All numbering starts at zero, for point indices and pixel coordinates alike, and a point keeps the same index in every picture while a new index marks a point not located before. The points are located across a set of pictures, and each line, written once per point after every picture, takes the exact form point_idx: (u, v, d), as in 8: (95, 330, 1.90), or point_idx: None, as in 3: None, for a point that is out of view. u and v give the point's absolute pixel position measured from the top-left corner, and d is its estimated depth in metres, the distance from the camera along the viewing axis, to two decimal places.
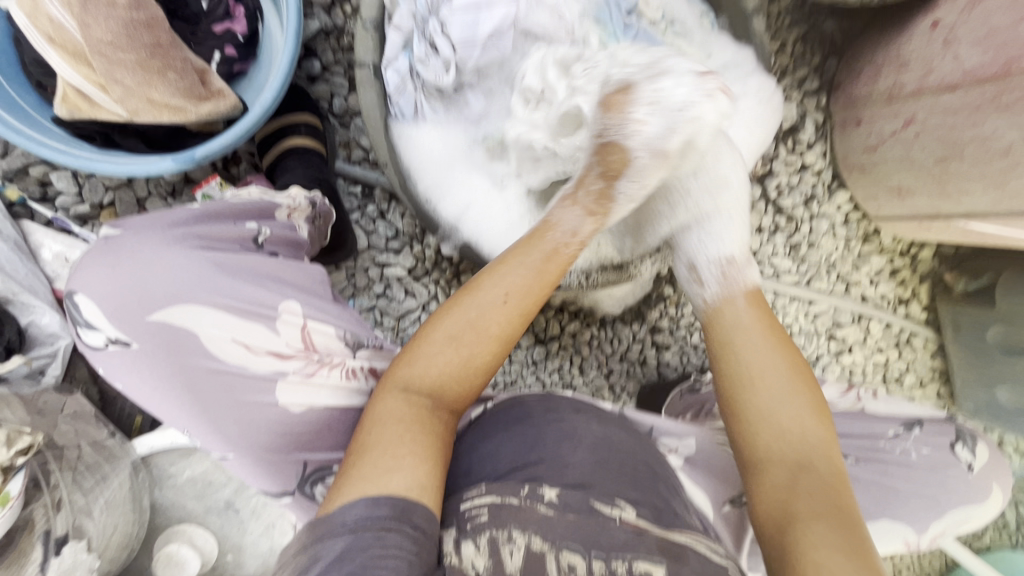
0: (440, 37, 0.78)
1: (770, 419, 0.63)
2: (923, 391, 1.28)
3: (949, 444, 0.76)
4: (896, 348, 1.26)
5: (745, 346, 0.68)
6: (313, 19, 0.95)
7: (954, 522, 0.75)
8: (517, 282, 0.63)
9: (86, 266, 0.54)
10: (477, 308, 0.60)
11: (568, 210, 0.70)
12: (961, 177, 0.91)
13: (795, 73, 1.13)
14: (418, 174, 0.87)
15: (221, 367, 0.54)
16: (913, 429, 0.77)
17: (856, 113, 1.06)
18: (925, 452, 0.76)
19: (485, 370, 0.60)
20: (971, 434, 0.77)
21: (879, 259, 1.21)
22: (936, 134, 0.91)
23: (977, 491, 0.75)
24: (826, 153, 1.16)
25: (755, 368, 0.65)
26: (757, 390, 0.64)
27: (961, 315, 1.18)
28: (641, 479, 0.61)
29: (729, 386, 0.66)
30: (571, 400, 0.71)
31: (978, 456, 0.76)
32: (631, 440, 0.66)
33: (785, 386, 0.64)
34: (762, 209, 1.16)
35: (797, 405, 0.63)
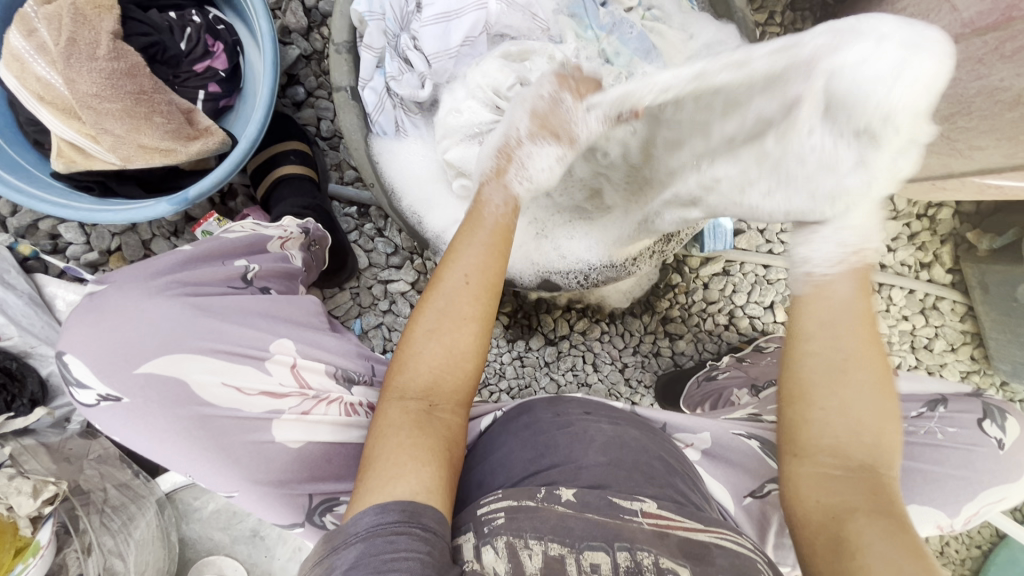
0: (413, 52, 0.79)
1: (834, 419, 0.52)
2: (955, 356, 1.23)
3: (977, 420, 0.72)
4: (922, 314, 1.22)
5: (829, 334, 0.54)
6: (292, 45, 0.95)
7: (989, 501, 0.71)
8: (477, 260, 0.59)
9: (70, 327, 0.52)
10: (441, 298, 0.57)
11: (495, 186, 0.66)
12: (970, 134, 0.87)
13: None
14: (401, 191, 0.87)
15: (216, 411, 0.52)
16: (937, 408, 0.74)
17: None
18: (951, 431, 0.72)
19: (471, 356, 0.57)
20: (999, 409, 0.73)
21: (895, 225, 1.17)
22: None
23: (1012, 467, 0.71)
24: None
25: (835, 354, 0.53)
26: (832, 388, 0.52)
27: (988, 274, 1.13)
28: (656, 475, 0.59)
29: (818, 370, 0.53)
30: (581, 401, 0.69)
31: (1008, 430, 0.72)
32: (645, 437, 0.64)
33: (864, 397, 0.52)
34: None
35: (871, 406, 0.52)
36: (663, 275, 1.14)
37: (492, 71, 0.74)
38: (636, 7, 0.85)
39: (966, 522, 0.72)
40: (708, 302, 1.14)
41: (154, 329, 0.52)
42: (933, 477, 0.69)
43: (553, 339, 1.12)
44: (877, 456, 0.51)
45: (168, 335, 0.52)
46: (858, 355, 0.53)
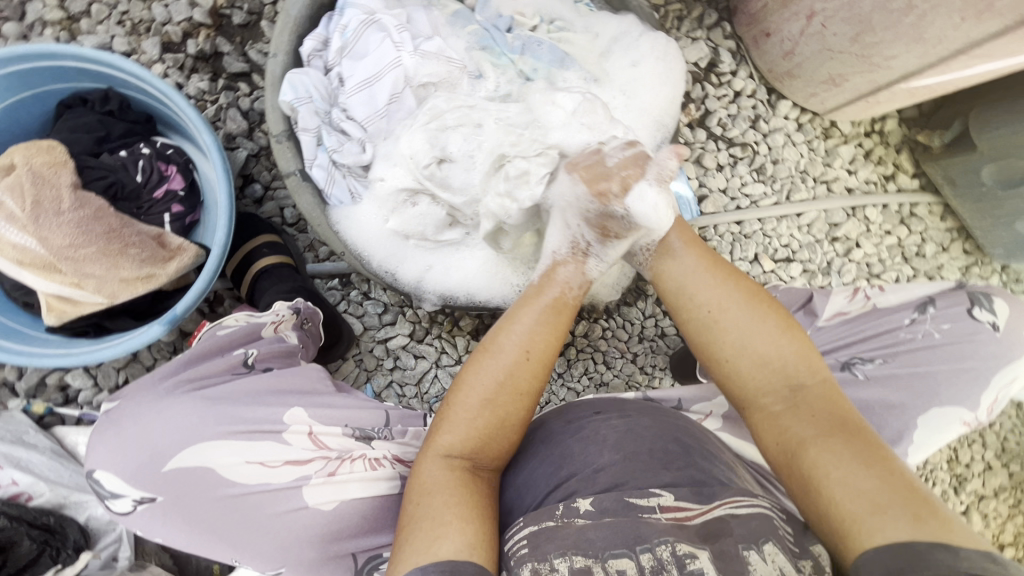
0: (347, 122, 0.84)
1: (748, 354, 0.63)
2: (948, 254, 1.25)
3: (966, 311, 0.73)
4: (903, 225, 1.24)
5: (699, 288, 0.68)
6: (240, 148, 1.01)
7: (1003, 385, 0.72)
8: (532, 329, 0.64)
9: (96, 444, 0.57)
10: (499, 368, 0.61)
11: (570, 269, 0.72)
12: (880, 47, 0.91)
13: (692, 15, 1.15)
14: (368, 250, 0.87)
15: (244, 490, 0.55)
16: (928, 309, 0.74)
17: (763, 26, 1.07)
18: (945, 328, 0.73)
19: (520, 424, 0.61)
20: (983, 293, 0.75)
21: (848, 148, 1.21)
22: (840, 17, 0.92)
23: (1012, 345, 0.72)
24: (752, 74, 1.17)
25: (711, 304, 0.67)
26: (723, 329, 0.65)
27: (949, 169, 1.17)
28: (674, 459, 0.59)
29: (699, 327, 0.67)
30: (589, 403, 0.69)
31: (998, 310, 0.73)
32: (657, 423, 0.64)
33: (763, 328, 0.64)
34: (715, 148, 1.17)
35: (767, 330, 0.64)
36: None
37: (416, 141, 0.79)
38: (539, 25, 0.90)
39: (989, 412, 0.73)
40: None
41: (169, 430, 0.55)
42: (944, 376, 0.71)
43: (559, 349, 1.14)
44: (798, 369, 0.62)
45: (183, 433, 0.55)
46: (732, 296, 0.66)
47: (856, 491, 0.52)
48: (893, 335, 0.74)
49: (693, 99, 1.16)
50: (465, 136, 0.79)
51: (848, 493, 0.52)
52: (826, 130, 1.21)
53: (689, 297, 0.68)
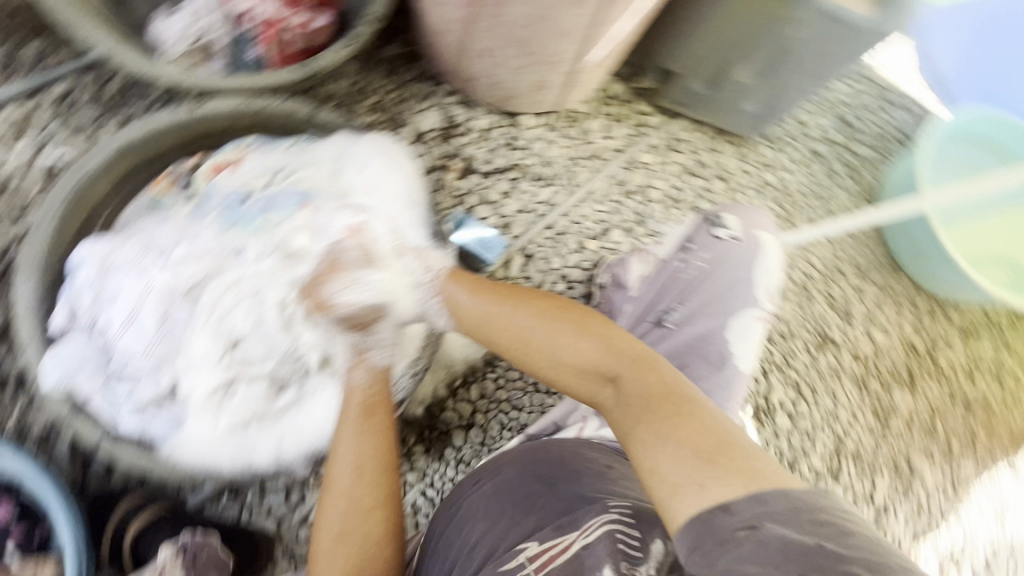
0: (133, 362, 0.83)
1: (565, 362, 0.78)
2: (720, 154, 1.44)
3: (709, 234, 0.96)
4: (674, 152, 1.41)
5: (508, 326, 0.82)
6: (63, 439, 0.97)
7: (763, 274, 0.94)
8: (357, 449, 0.76)
9: None
10: (342, 499, 0.73)
11: (357, 370, 0.83)
12: (545, 51, 1.06)
13: (410, 93, 1.27)
14: (217, 460, 0.83)
15: None
16: (686, 248, 0.97)
17: (465, 76, 1.21)
18: (702, 254, 0.95)
19: (382, 539, 0.73)
20: (715, 216, 0.98)
21: (596, 121, 1.37)
22: (504, 45, 1.06)
23: (749, 243, 0.95)
24: (487, 110, 1.31)
25: (521, 334, 0.81)
26: (537, 349, 0.79)
27: (673, 96, 1.37)
28: (532, 503, 0.69)
29: (521, 356, 0.81)
30: (471, 475, 0.78)
31: (732, 225, 0.97)
32: (520, 470, 0.74)
33: (567, 335, 0.78)
34: (493, 181, 1.28)
35: (570, 340, 0.78)
36: None
37: (206, 343, 0.82)
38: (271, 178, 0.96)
39: (772, 299, 0.94)
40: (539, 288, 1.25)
41: None
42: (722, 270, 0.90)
43: (469, 422, 1.15)
44: (606, 361, 0.75)
45: None
46: (535, 324, 0.80)
47: (654, 450, 0.63)
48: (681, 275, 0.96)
49: (451, 156, 1.27)
50: (245, 313, 0.84)
51: (649, 456, 0.63)
52: (573, 118, 1.36)
53: (502, 334, 0.82)
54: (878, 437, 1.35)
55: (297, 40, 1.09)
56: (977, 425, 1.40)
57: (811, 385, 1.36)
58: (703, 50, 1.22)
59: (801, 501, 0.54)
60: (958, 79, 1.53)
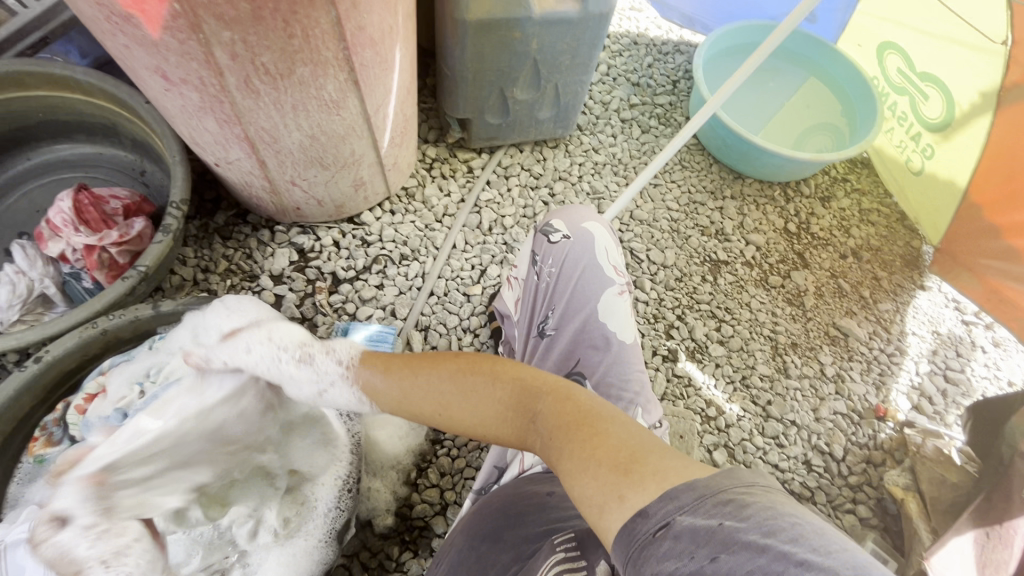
0: None
1: (483, 413, 0.70)
2: (546, 160, 1.57)
3: (547, 241, 1.05)
4: (507, 179, 1.53)
5: (419, 389, 0.74)
6: None
7: (606, 255, 1.02)
8: None
9: None
10: None
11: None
12: (341, 157, 1.17)
13: (252, 246, 1.34)
14: None
15: None
16: (536, 261, 1.06)
17: (291, 209, 1.30)
18: (549, 260, 1.03)
19: None
20: (547, 224, 1.07)
21: (429, 187, 1.48)
22: (303, 170, 1.16)
23: (582, 234, 1.03)
24: (328, 226, 1.39)
25: (433, 395, 0.73)
26: (453, 406, 0.72)
27: (481, 136, 1.50)
28: (482, 563, 0.72)
29: (439, 417, 0.74)
30: (439, 557, 0.81)
31: (562, 226, 1.05)
32: (465, 535, 0.78)
33: (478, 381, 0.71)
34: (363, 282, 1.34)
35: (482, 385, 0.71)
36: None
37: None
38: (140, 387, 0.95)
39: (622, 273, 1.01)
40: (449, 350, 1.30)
41: None
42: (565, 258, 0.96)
43: (441, 505, 1.14)
44: (523, 397, 0.68)
45: None
46: (446, 377, 0.73)
47: (584, 474, 0.56)
48: (542, 286, 1.03)
49: (315, 279, 1.33)
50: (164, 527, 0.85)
51: (581, 480, 0.56)
52: (408, 194, 1.46)
53: (415, 401, 0.75)
54: (801, 319, 1.44)
55: (120, 255, 1.14)
56: (872, 265, 1.52)
57: (724, 305, 1.43)
58: (477, 91, 1.37)
59: (704, 485, 0.49)
60: (701, 12, 1.80)
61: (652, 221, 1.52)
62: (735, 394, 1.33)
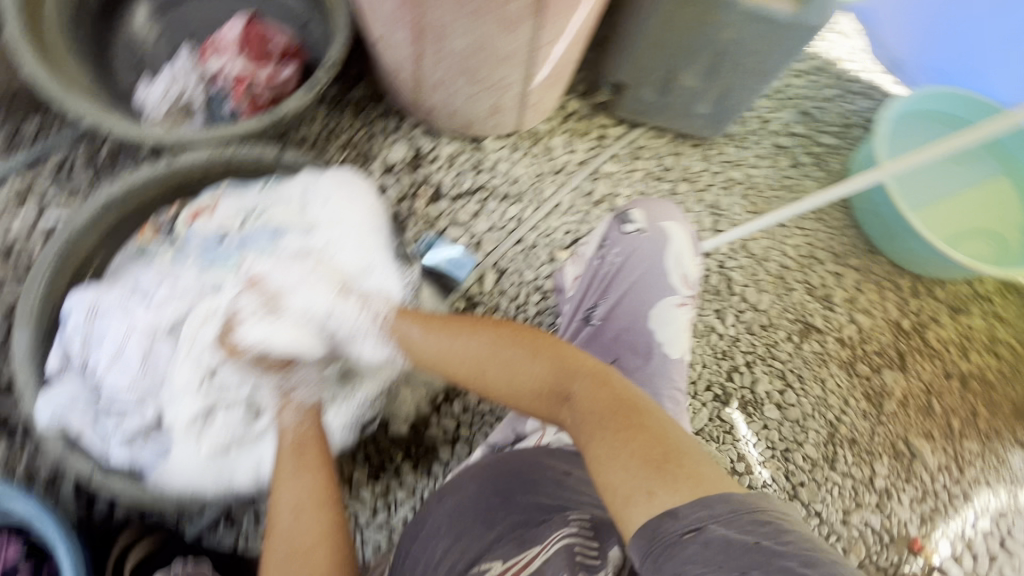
0: (120, 398, 0.89)
1: (516, 384, 0.78)
2: (682, 156, 1.49)
3: (620, 230, 0.98)
4: (635, 159, 1.46)
5: (459, 351, 0.82)
6: (66, 479, 1.03)
7: (676, 263, 0.96)
8: (295, 491, 0.78)
9: None
10: (284, 542, 0.73)
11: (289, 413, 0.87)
12: (493, 78, 1.15)
13: (377, 129, 1.36)
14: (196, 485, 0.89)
15: None
16: (601, 246, 1.00)
17: (424, 108, 1.30)
18: (616, 250, 0.98)
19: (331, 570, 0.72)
20: (624, 211, 1.00)
21: (557, 138, 1.44)
22: (453, 77, 1.15)
23: (659, 234, 0.97)
24: (450, 138, 1.39)
25: (470, 361, 0.81)
26: (490, 374, 0.80)
27: (629, 107, 1.43)
28: (493, 514, 0.72)
29: (474, 382, 0.82)
30: (440, 488, 0.82)
31: (639, 219, 0.99)
32: (482, 480, 0.77)
33: (521, 355, 0.78)
34: (461, 204, 1.34)
35: (519, 360, 0.78)
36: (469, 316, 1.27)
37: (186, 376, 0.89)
38: (244, 219, 1.03)
39: (690, 284, 0.96)
40: (514, 300, 1.30)
41: None
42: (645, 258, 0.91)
43: (453, 436, 1.18)
44: (557, 378, 0.75)
45: None
46: (484, 347, 0.80)
47: (615, 464, 0.62)
48: (602, 271, 0.99)
49: (420, 183, 1.34)
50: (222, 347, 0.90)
51: (612, 468, 0.62)
52: (534, 137, 1.43)
53: (453, 361, 0.83)
54: (872, 420, 1.34)
55: (263, 92, 1.19)
56: (975, 399, 1.38)
57: (798, 372, 1.35)
58: (646, 61, 1.29)
59: (741, 503, 0.54)
60: (913, 62, 1.60)
61: (762, 259, 1.43)
62: (770, 461, 1.27)
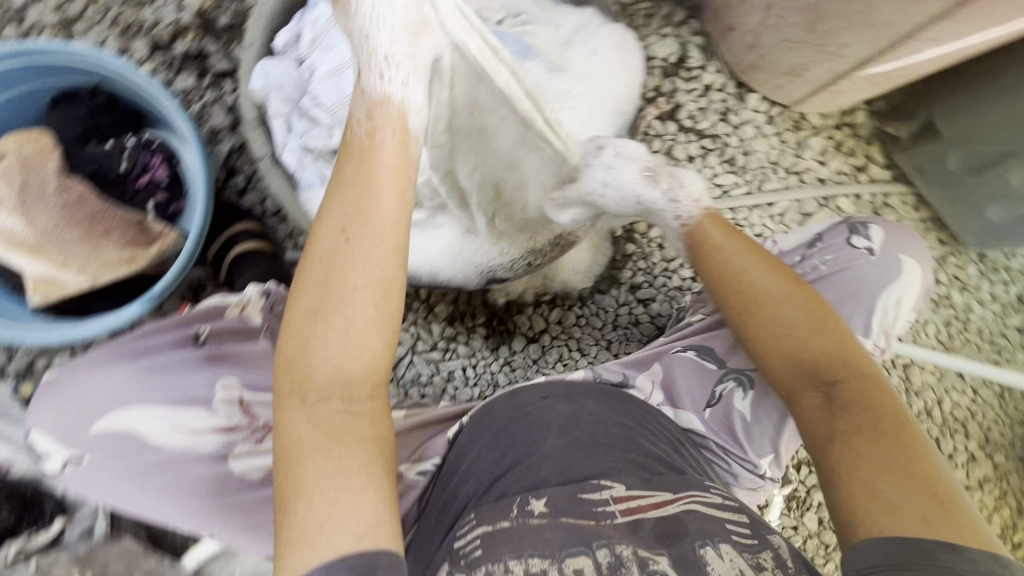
0: (316, 109, 0.87)
1: (790, 346, 0.69)
2: (925, 243, 1.26)
3: (845, 240, 0.81)
4: (877, 214, 1.24)
5: (748, 278, 0.72)
6: (223, 142, 1.07)
7: (892, 306, 0.77)
8: (342, 207, 0.62)
9: (36, 409, 0.66)
10: (321, 269, 0.60)
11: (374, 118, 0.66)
12: (832, 36, 0.96)
13: (660, 13, 1.21)
14: None
15: (167, 454, 0.65)
16: (815, 244, 0.83)
17: (726, 21, 1.13)
18: (830, 258, 0.81)
19: (372, 330, 0.60)
20: (862, 222, 0.81)
21: (818, 139, 1.23)
22: (793, 8, 0.97)
23: (891, 266, 0.78)
24: (720, 68, 1.21)
25: (755, 294, 0.71)
26: (768, 318, 0.70)
27: (919, 159, 1.19)
28: (614, 441, 0.69)
29: (741, 315, 0.72)
30: (540, 386, 0.76)
31: (876, 239, 0.80)
32: (599, 406, 0.74)
33: (800, 317, 0.69)
34: (685, 140, 1.20)
35: (809, 326, 0.69)
36: (617, 247, 1.18)
37: None
38: (505, 18, 0.92)
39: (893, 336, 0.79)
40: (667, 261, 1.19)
41: (95, 399, 0.64)
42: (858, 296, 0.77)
43: (533, 336, 1.15)
44: (839, 364, 0.67)
45: (112, 397, 0.65)
46: (779, 292, 0.71)
47: (886, 486, 0.58)
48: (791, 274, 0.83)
49: (663, 93, 1.20)
50: None
51: (883, 488, 0.58)
52: (797, 123, 1.23)
53: (732, 282, 0.73)
54: None
55: None
56: None
57: None
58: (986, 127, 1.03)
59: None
60: None
61: (915, 392, 1.25)
62: None
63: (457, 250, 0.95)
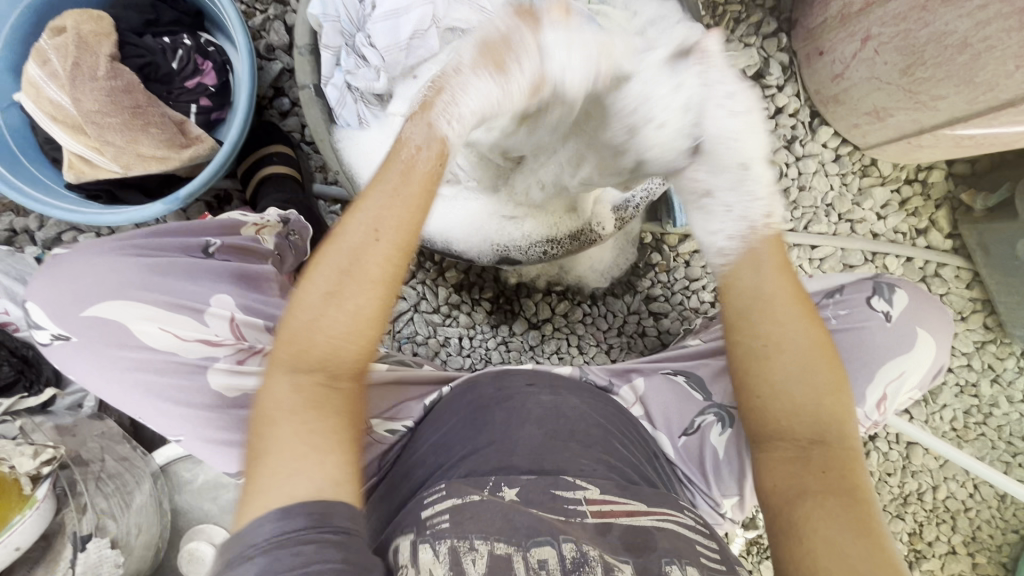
0: (367, 48, 0.85)
1: (788, 398, 0.58)
2: (965, 324, 1.18)
3: (865, 299, 0.76)
4: (924, 282, 1.16)
5: (767, 316, 0.59)
6: (275, 61, 1.05)
7: (890, 379, 0.73)
8: (382, 204, 0.51)
9: (39, 281, 0.67)
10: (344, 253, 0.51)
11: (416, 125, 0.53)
12: (931, 84, 0.89)
13: (750, 18, 1.11)
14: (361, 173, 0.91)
15: (152, 352, 0.64)
16: (833, 296, 0.78)
17: (817, 44, 1.04)
18: (843, 313, 0.76)
19: (378, 322, 0.52)
20: (888, 285, 0.76)
21: (883, 190, 1.15)
22: (895, 45, 0.90)
23: (903, 338, 0.73)
24: (799, 91, 1.12)
25: (774, 334, 0.59)
26: (774, 365, 0.58)
27: (986, 236, 1.10)
28: (591, 440, 0.67)
29: (746, 355, 0.60)
30: (525, 372, 0.76)
31: (895, 305, 0.75)
32: (584, 405, 0.72)
33: (802, 365, 0.58)
34: None
35: (817, 382, 0.58)
36: (642, 255, 1.15)
37: None
38: None
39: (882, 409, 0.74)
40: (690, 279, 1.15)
41: (96, 283, 0.65)
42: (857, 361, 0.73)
43: (535, 323, 1.14)
44: (828, 426, 0.58)
45: (116, 286, 0.65)
46: (799, 339, 0.58)
47: (845, 563, 0.51)
48: None
49: None
50: None
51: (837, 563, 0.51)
52: (864, 168, 1.15)
53: (750, 317, 0.59)
54: None
55: None
56: None
57: None
58: None
59: None
60: None
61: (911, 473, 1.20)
62: None
63: (475, 221, 0.94)
